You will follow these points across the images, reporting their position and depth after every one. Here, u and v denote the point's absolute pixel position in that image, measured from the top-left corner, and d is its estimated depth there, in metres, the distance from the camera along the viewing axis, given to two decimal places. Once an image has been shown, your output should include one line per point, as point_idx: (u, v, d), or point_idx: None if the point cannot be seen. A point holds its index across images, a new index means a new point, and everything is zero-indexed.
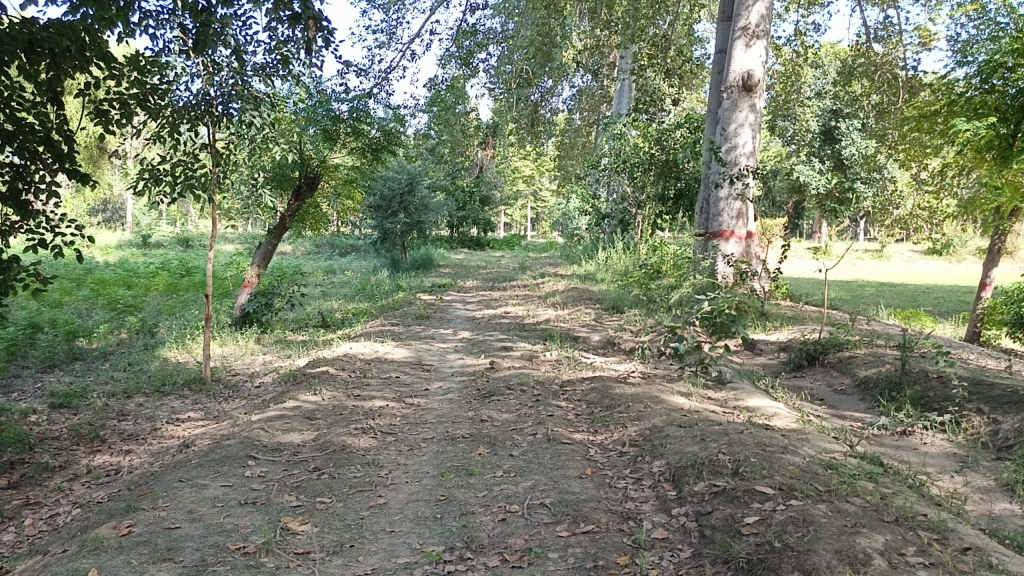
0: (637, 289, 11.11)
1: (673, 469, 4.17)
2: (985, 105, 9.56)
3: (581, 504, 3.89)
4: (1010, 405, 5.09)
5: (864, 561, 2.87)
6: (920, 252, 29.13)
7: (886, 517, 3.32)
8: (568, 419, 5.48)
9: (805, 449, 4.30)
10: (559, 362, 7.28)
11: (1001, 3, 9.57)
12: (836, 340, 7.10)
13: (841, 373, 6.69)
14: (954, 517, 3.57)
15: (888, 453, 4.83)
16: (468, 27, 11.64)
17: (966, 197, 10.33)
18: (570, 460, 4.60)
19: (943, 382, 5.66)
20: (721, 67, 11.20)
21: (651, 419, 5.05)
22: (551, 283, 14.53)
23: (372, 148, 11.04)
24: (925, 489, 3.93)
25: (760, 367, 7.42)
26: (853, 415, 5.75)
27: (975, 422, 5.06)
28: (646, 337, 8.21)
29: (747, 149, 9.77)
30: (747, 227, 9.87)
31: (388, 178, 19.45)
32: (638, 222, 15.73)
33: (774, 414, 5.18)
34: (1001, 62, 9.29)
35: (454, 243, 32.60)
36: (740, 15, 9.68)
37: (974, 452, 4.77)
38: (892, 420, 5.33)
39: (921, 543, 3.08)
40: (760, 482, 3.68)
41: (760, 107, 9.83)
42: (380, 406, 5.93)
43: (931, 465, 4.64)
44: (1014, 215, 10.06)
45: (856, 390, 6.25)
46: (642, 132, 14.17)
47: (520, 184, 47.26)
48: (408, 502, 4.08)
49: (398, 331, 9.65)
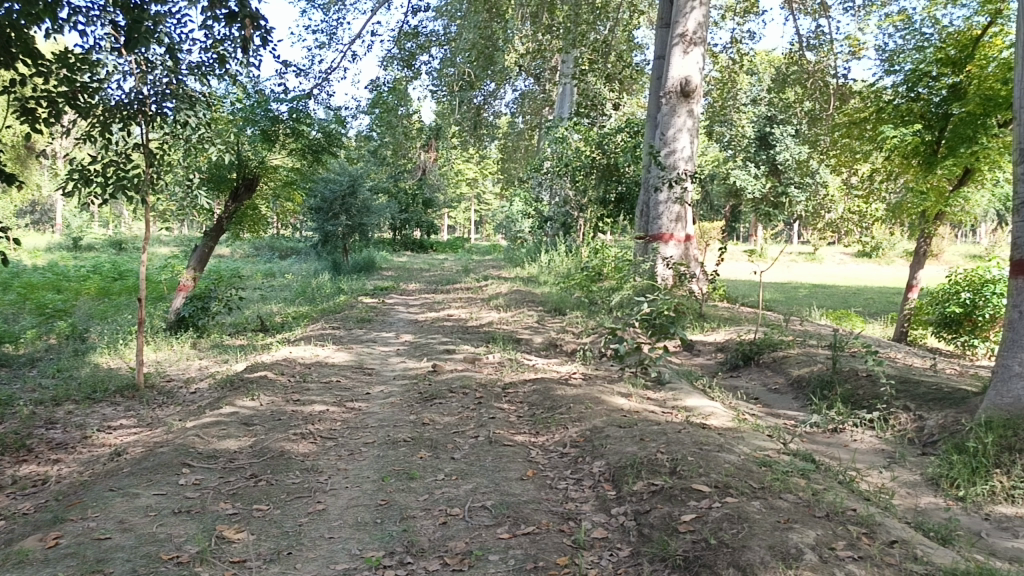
0: (578, 291, 11.22)
1: (612, 469, 4.22)
2: (912, 112, 10.01)
3: (522, 506, 3.90)
4: (935, 402, 5.29)
5: (796, 556, 2.95)
6: (852, 255, 30.04)
7: (817, 513, 3.41)
8: (510, 421, 5.50)
9: (740, 447, 4.40)
10: (501, 364, 7.29)
11: (926, 15, 9.95)
12: (770, 340, 7.30)
13: (775, 372, 6.87)
14: (882, 511, 3.69)
15: (820, 450, 4.98)
16: (410, 29, 11.58)
17: (893, 202, 10.73)
18: (512, 462, 4.61)
19: (872, 380, 5.85)
20: (660, 72, 11.38)
21: (592, 420, 5.10)
22: (494, 285, 14.58)
23: (312, 149, 10.86)
24: (854, 484, 4.06)
25: (698, 367, 7.56)
26: (787, 413, 5.89)
27: (902, 419, 5.23)
28: (587, 338, 8.31)
29: (686, 154, 9.95)
30: (685, 230, 10.06)
31: (329, 180, 19.22)
32: (580, 226, 15.88)
33: (711, 413, 5.29)
34: (927, 71, 9.81)
35: (397, 246, 32.39)
36: (678, 23, 9.87)
37: (901, 448, 4.93)
38: (824, 418, 5.49)
39: (850, 538, 3.18)
40: (697, 480, 3.75)
41: (698, 112, 10.03)
42: (320, 411, 5.86)
43: (860, 461, 4.79)
44: (938, 219, 10.46)
45: (790, 389, 6.41)
46: (584, 136, 14.29)
47: (463, 186, 47.22)
48: (347, 507, 4.03)
49: (339, 334, 9.55)
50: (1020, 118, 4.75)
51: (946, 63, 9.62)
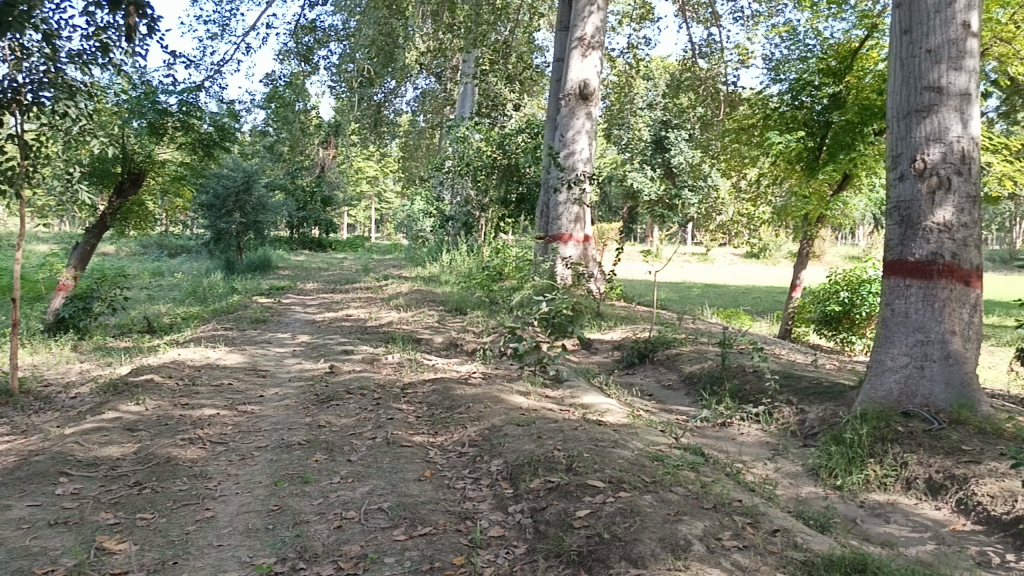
0: (479, 290, 11.24)
1: (510, 467, 4.24)
2: (795, 120, 10.48)
3: (420, 507, 3.88)
4: (815, 395, 5.56)
5: (685, 547, 3.05)
6: (741, 255, 31.28)
7: (705, 504, 3.54)
8: (408, 421, 5.45)
9: (634, 442, 4.50)
10: (400, 365, 7.23)
11: (809, 26, 10.44)
12: (664, 338, 7.52)
13: (669, 369, 7.08)
14: (766, 501, 3.85)
15: (709, 443, 5.16)
16: (308, 22, 11.34)
17: (778, 205, 11.25)
18: (410, 463, 4.57)
19: (758, 375, 6.11)
20: (559, 75, 11.55)
21: (490, 419, 5.12)
22: (395, 284, 14.45)
23: (204, 143, 10.48)
24: (740, 476, 4.22)
25: (596, 364, 7.69)
26: (679, 409, 6.08)
27: (785, 412, 5.48)
28: (487, 338, 8.34)
29: (584, 156, 10.13)
30: (584, 231, 10.25)
31: (222, 176, 18.59)
32: (481, 225, 15.93)
33: (607, 410, 5.40)
34: (809, 80, 10.29)
35: (294, 244, 31.64)
36: (577, 26, 10.04)
37: (784, 441, 5.16)
38: (713, 413, 5.69)
39: (735, 528, 3.31)
40: (592, 476, 3.81)
41: (596, 115, 10.23)
42: (210, 415, 5.66)
43: (746, 453, 4.99)
44: (819, 222, 11.02)
45: (682, 385, 6.62)
46: (485, 136, 14.34)
47: (363, 184, 46.57)
48: (238, 514, 3.91)
49: (231, 335, 9.25)
50: (894, 125, 5.04)
51: (828, 74, 10.18)
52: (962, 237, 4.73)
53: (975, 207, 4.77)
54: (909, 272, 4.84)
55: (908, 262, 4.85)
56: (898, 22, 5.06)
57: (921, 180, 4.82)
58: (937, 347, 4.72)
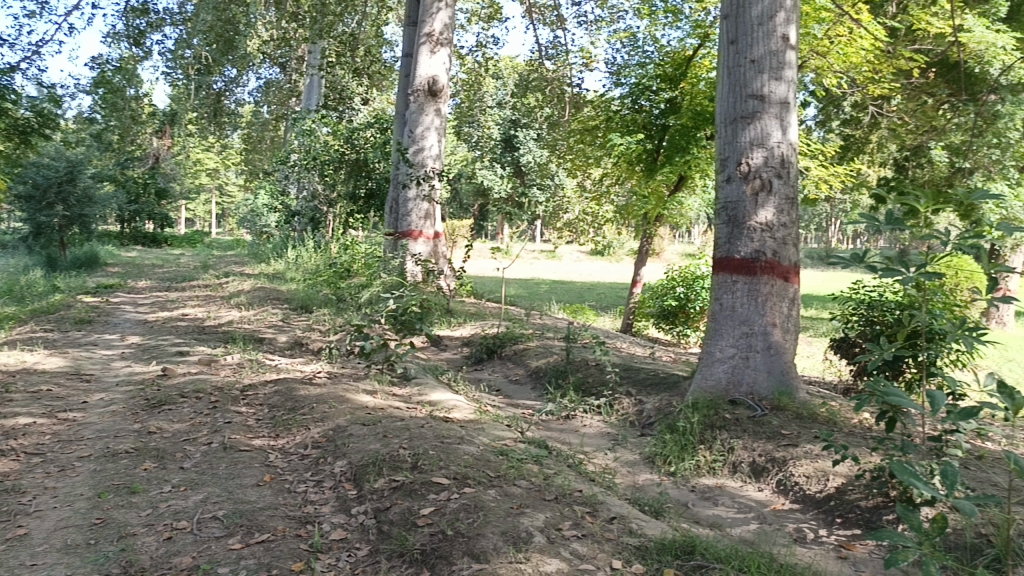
0: (326, 287, 10.98)
1: (354, 468, 4.16)
2: (636, 123, 11.00)
3: (257, 513, 3.73)
4: (653, 386, 5.83)
5: (525, 539, 3.11)
6: (587, 253, 32.30)
7: (547, 496, 3.62)
8: (248, 425, 5.23)
9: (480, 438, 4.54)
10: (241, 365, 6.93)
11: (648, 33, 10.89)
12: (512, 334, 7.64)
13: (516, 364, 7.20)
14: (604, 490, 4.00)
15: (553, 436, 5.29)
16: (139, 4, 10.65)
17: (620, 204, 11.72)
18: (248, 468, 4.39)
19: (600, 368, 6.32)
20: (408, 70, 11.47)
21: (334, 419, 5.00)
22: (236, 282, 13.85)
23: (20, 130, 9.62)
24: (582, 467, 4.35)
25: (445, 361, 7.69)
26: (525, 403, 6.19)
27: (625, 403, 5.70)
28: (334, 336, 8.16)
29: (433, 153, 10.12)
30: (433, 227, 10.21)
31: (42, 165, 17.14)
32: (329, 221, 15.57)
33: (454, 407, 5.41)
34: (648, 85, 10.79)
35: (125, 239, 29.68)
36: (425, 22, 10.00)
37: (623, 430, 5.35)
38: (557, 406, 5.83)
39: (575, 517, 3.41)
40: (436, 474, 3.81)
41: (445, 112, 10.24)
42: (25, 424, 5.20)
43: (588, 444, 5.14)
44: (658, 221, 11.57)
45: (529, 379, 6.75)
46: (332, 129, 14.03)
47: (203, 177, 44.37)
48: (55, 530, 3.62)
49: (52, 337, 8.55)
50: (722, 130, 5.33)
51: (665, 79, 10.71)
52: (781, 236, 5.08)
53: (792, 208, 5.13)
54: (735, 268, 5.14)
55: (734, 259, 5.15)
56: (726, 33, 5.35)
57: (746, 182, 5.14)
58: (760, 338, 5.06)
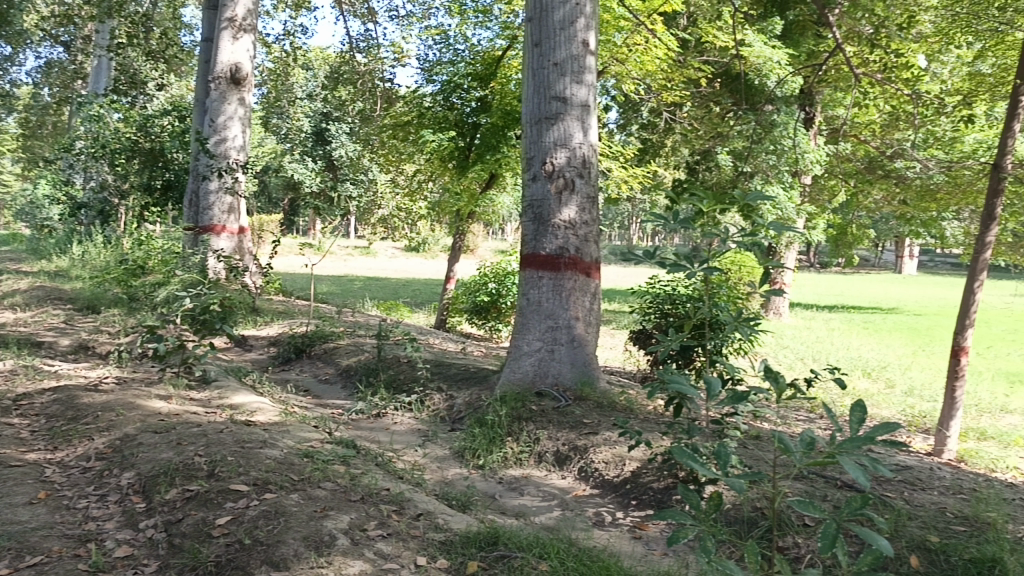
0: (117, 285, 10.17)
1: (143, 479, 3.85)
2: (448, 120, 11.10)
3: (27, 535, 3.36)
4: (463, 381, 5.88)
5: (328, 543, 3.06)
6: (402, 250, 32.17)
7: (352, 497, 3.57)
8: (20, 437, 4.72)
9: (284, 441, 4.38)
10: (13, 372, 6.26)
11: (458, 31, 10.97)
12: (321, 332, 7.46)
13: (325, 363, 7.03)
14: (412, 487, 3.99)
15: (363, 435, 5.21)
16: None
17: (432, 200, 11.75)
18: (18, 485, 3.95)
19: (411, 365, 6.31)
20: (208, 56, 10.89)
21: (123, 428, 4.63)
22: (10, 280, 12.53)
23: None
24: (390, 465, 4.32)
25: (249, 362, 7.36)
26: (335, 402, 6.06)
27: (436, 400, 5.71)
28: (126, 338, 7.58)
29: (237, 143, 9.68)
30: (239, 221, 9.92)
31: None
32: (121, 215, 14.45)
33: (258, 409, 5.20)
34: (460, 83, 10.86)
35: None
36: (227, 6, 9.52)
37: (433, 426, 5.36)
38: (368, 404, 5.73)
39: (381, 517, 3.39)
40: (235, 480, 3.63)
41: (249, 101, 9.85)
42: None
43: (398, 442, 5.11)
44: (470, 218, 11.73)
45: (339, 378, 6.62)
46: (124, 116, 13.03)
47: None
48: None
49: None
50: (527, 130, 5.46)
51: (476, 78, 10.85)
52: (583, 233, 5.31)
53: (593, 207, 5.38)
54: (541, 264, 5.31)
55: (540, 255, 5.31)
56: (529, 35, 5.47)
57: (550, 181, 5.31)
58: (564, 331, 5.27)
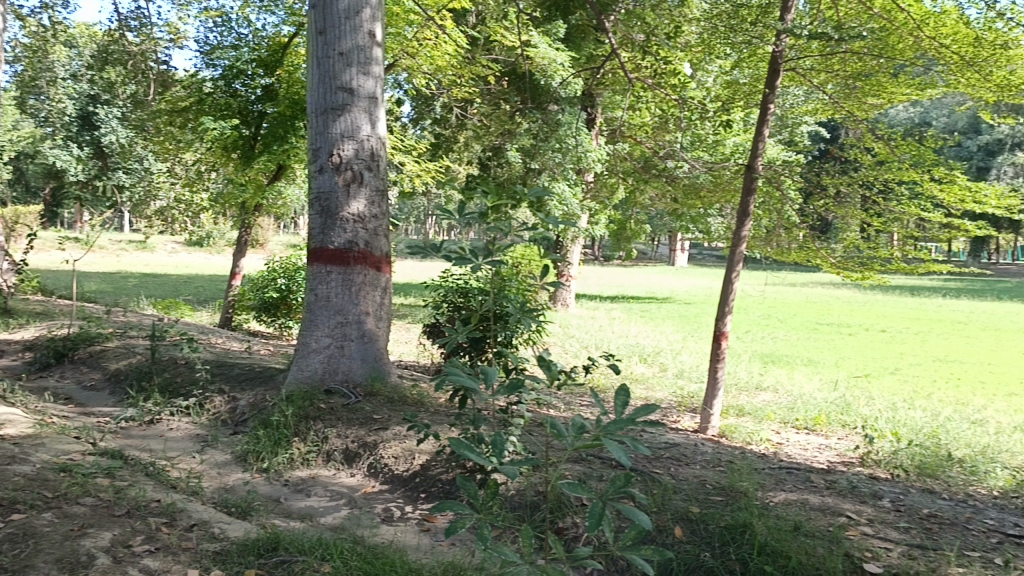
0: None
1: None
2: (230, 107, 10.47)
3: None
4: (247, 382, 5.60)
5: (86, 563, 2.81)
6: (184, 244, 30.25)
7: (117, 511, 3.30)
8: None
9: (38, 455, 3.97)
10: None
11: (240, 14, 10.45)
12: (86, 335, 6.83)
13: (91, 367, 6.44)
14: (186, 497, 3.76)
15: (133, 444, 4.82)
16: None
17: (215, 191, 11.13)
18: None
19: (189, 367, 5.94)
20: None
21: None
22: None
23: None
24: (163, 475, 4.04)
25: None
26: (101, 410, 5.57)
27: (216, 402, 5.38)
28: None
29: None
30: None
31: None
32: None
33: (7, 421, 4.65)
34: (243, 69, 10.40)
35: None
36: None
37: (214, 430, 5.07)
38: (139, 410, 5.32)
39: (149, 530, 3.17)
40: None
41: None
42: None
43: (173, 449, 4.78)
44: (257, 211, 11.23)
45: (107, 384, 6.09)
46: None
47: None
48: None
49: None
50: (312, 120, 5.29)
51: (261, 64, 10.45)
52: (372, 226, 5.26)
53: (382, 200, 5.34)
54: (329, 259, 5.19)
55: (328, 249, 5.19)
56: (313, 22, 5.29)
57: (337, 173, 5.19)
58: (354, 326, 5.21)
